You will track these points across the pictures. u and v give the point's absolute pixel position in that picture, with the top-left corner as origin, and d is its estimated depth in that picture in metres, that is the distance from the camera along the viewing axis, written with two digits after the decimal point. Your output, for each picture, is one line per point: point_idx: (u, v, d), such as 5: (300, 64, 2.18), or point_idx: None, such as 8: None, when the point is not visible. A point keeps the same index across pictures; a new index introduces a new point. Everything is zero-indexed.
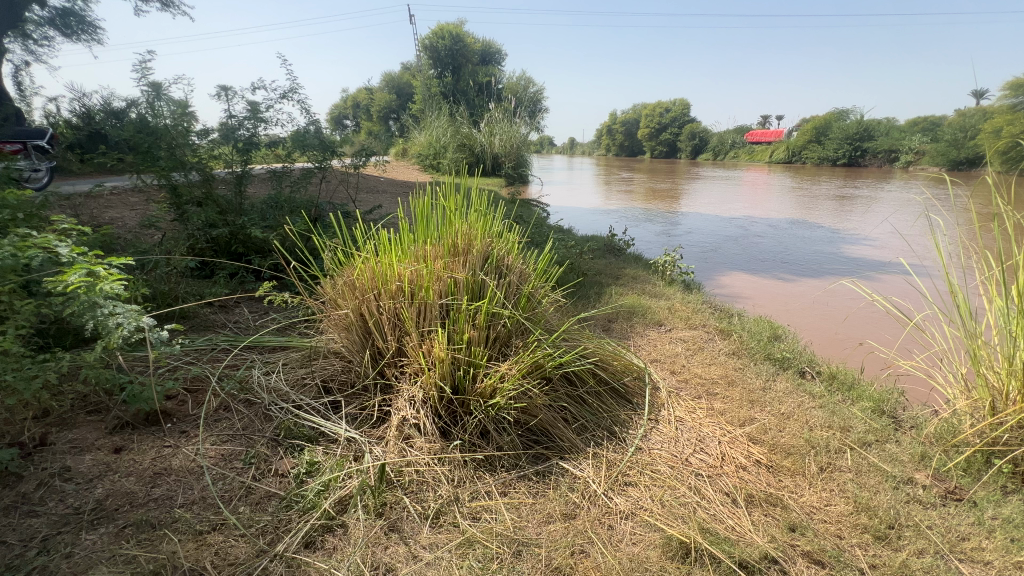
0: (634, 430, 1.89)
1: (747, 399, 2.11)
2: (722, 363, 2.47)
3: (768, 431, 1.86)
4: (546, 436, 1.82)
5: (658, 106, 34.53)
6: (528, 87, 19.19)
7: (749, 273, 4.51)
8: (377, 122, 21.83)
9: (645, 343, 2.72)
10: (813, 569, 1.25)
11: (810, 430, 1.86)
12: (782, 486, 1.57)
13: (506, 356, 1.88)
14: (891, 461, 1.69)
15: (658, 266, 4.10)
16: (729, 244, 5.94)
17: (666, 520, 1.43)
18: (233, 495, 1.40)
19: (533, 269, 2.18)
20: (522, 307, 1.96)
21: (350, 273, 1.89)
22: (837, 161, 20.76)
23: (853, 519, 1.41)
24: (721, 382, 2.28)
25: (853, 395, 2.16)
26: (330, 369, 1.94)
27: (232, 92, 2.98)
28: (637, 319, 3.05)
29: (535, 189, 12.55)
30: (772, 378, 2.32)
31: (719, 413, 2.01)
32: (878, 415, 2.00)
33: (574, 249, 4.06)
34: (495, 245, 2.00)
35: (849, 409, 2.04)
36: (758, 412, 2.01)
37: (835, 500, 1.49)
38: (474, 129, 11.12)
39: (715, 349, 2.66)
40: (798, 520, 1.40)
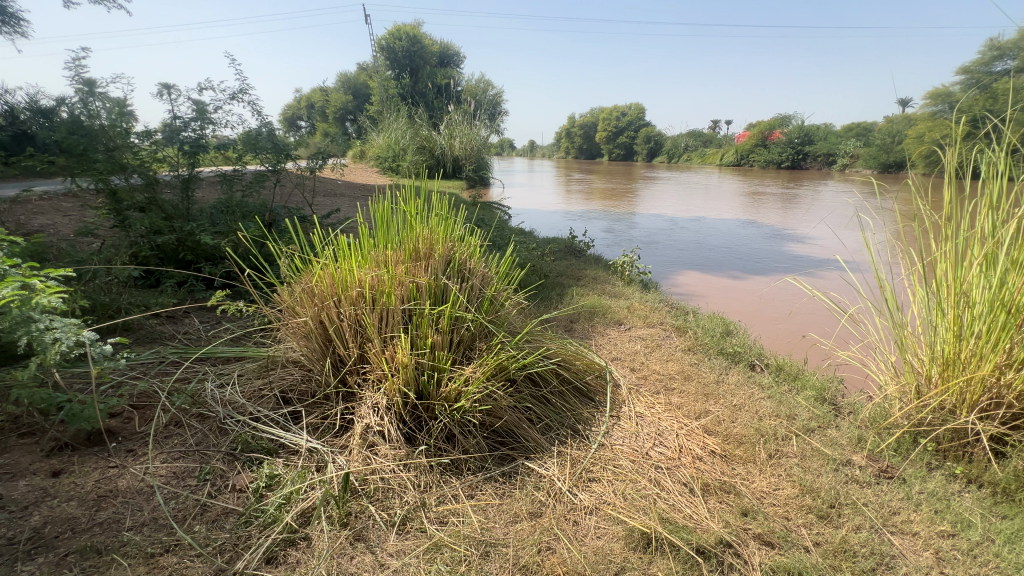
0: (596, 428, 1.94)
1: (702, 393, 2.21)
2: (678, 359, 2.57)
3: (722, 422, 1.96)
4: (512, 437, 1.84)
5: (615, 111, 35.41)
6: (488, 90, 19.26)
7: (703, 272, 4.70)
8: (333, 123, 21.32)
9: (605, 342, 2.80)
10: (764, 550, 1.33)
11: (760, 419, 1.97)
12: (735, 474, 1.65)
13: (470, 359, 1.89)
14: (832, 445, 1.81)
15: (617, 266, 4.22)
16: (684, 243, 6.17)
17: (628, 512, 1.48)
18: (187, 515, 1.34)
19: (495, 272, 2.20)
20: (484, 310, 1.97)
21: (309, 280, 1.85)
22: (782, 165, 21.90)
23: (799, 501, 1.51)
24: (678, 377, 2.37)
25: (798, 384, 2.31)
26: (289, 379, 1.89)
27: (176, 92, 2.86)
28: (598, 319, 3.14)
29: (496, 191, 12.62)
30: (725, 372, 2.45)
31: (676, 407, 2.10)
32: (820, 402, 2.15)
33: (535, 251, 4.12)
34: (456, 249, 2.01)
35: (794, 398, 2.17)
36: (713, 405, 2.11)
37: (783, 484, 1.59)
38: (434, 131, 11.05)
39: (672, 346, 2.77)
40: (750, 505, 1.48)
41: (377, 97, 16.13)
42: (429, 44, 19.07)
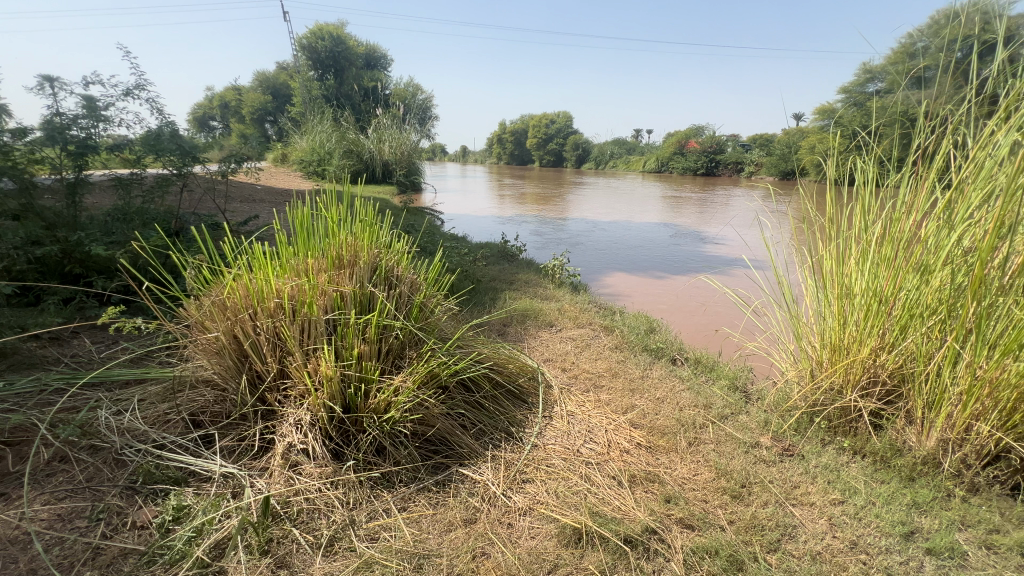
0: (529, 429, 1.97)
1: (629, 388, 2.32)
2: (606, 357, 2.68)
3: (646, 415, 2.07)
4: (445, 444, 1.82)
5: (545, 118, 36.34)
6: (417, 94, 19.02)
7: (629, 273, 4.94)
8: (251, 125, 20.03)
9: (538, 344, 2.85)
10: (685, 533, 1.42)
11: (681, 410, 2.10)
12: (660, 463, 1.74)
13: (400, 368, 1.85)
14: (742, 429, 1.97)
15: (548, 269, 4.32)
16: (611, 246, 6.44)
17: (560, 509, 1.52)
18: (76, 561, 1.18)
19: (424, 278, 2.17)
20: (413, 318, 1.94)
21: (220, 292, 1.72)
22: (698, 172, 23.58)
23: (715, 483, 1.62)
24: (606, 374, 2.47)
25: (713, 375, 2.49)
26: (199, 400, 1.74)
27: (58, 85, 2.55)
28: (531, 322, 3.19)
29: (429, 196, 12.47)
30: (649, 367, 2.58)
31: (605, 403, 2.19)
32: (732, 390, 2.33)
33: (467, 256, 4.12)
34: (383, 256, 1.95)
35: (710, 388, 2.34)
36: (638, 399, 2.22)
37: (701, 469, 1.71)
38: (361, 135, 10.72)
39: (600, 345, 2.89)
40: (672, 492, 1.57)
41: (298, 99, 15.37)
42: (354, 45, 18.49)
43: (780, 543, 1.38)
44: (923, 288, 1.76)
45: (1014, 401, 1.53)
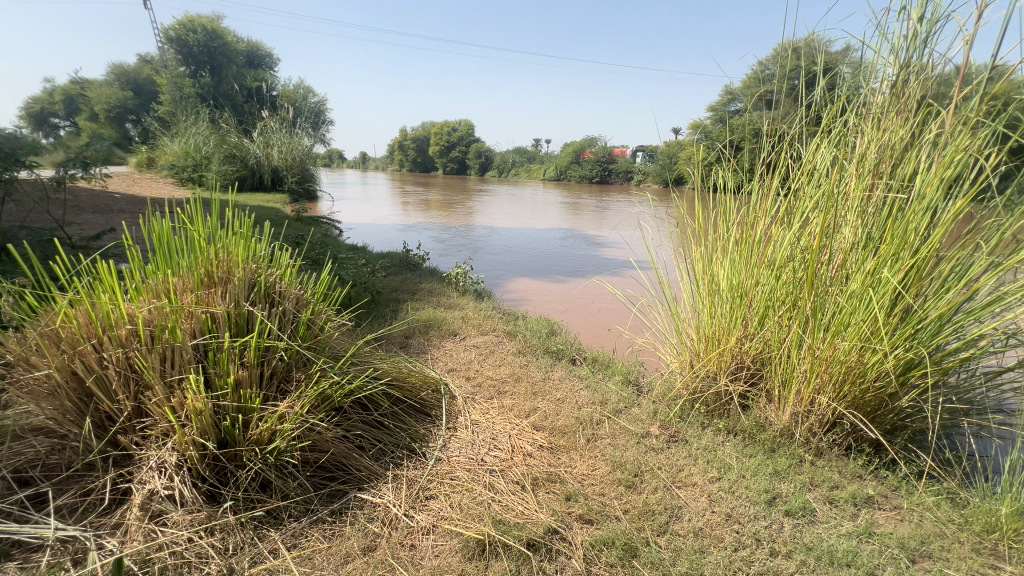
0: (433, 443, 1.92)
1: (531, 391, 2.37)
2: (510, 363, 2.71)
3: (548, 417, 2.13)
4: (342, 469, 1.71)
5: (446, 126, 36.27)
6: (309, 96, 17.94)
7: (531, 278, 5.08)
8: (105, 123, 17.43)
9: (441, 354, 2.81)
10: (585, 528, 1.47)
11: (580, 408, 2.19)
12: (560, 463, 1.79)
13: (286, 393, 1.70)
14: (634, 421, 2.11)
15: (451, 278, 4.28)
16: (514, 252, 6.58)
17: (464, 522, 1.49)
18: None
19: (313, 293, 2.02)
20: (300, 337, 1.79)
21: (52, 321, 1.45)
22: (593, 180, 25.07)
23: (611, 476, 1.71)
24: (509, 380, 2.50)
25: (609, 371, 2.64)
26: (26, 453, 1.44)
27: None
28: (434, 332, 3.13)
29: (325, 204, 11.79)
30: (551, 369, 2.66)
31: (508, 408, 2.21)
32: (626, 385, 2.49)
33: (366, 267, 3.94)
34: (262, 271, 1.78)
35: (606, 384, 2.48)
36: (540, 401, 2.27)
37: (598, 464, 1.79)
38: (244, 138, 9.83)
39: (504, 350, 2.92)
40: (572, 490, 1.63)
41: (166, 96, 13.69)
42: (233, 40, 16.95)
43: (668, 524, 1.48)
44: (773, 281, 2.02)
45: (843, 375, 1.80)
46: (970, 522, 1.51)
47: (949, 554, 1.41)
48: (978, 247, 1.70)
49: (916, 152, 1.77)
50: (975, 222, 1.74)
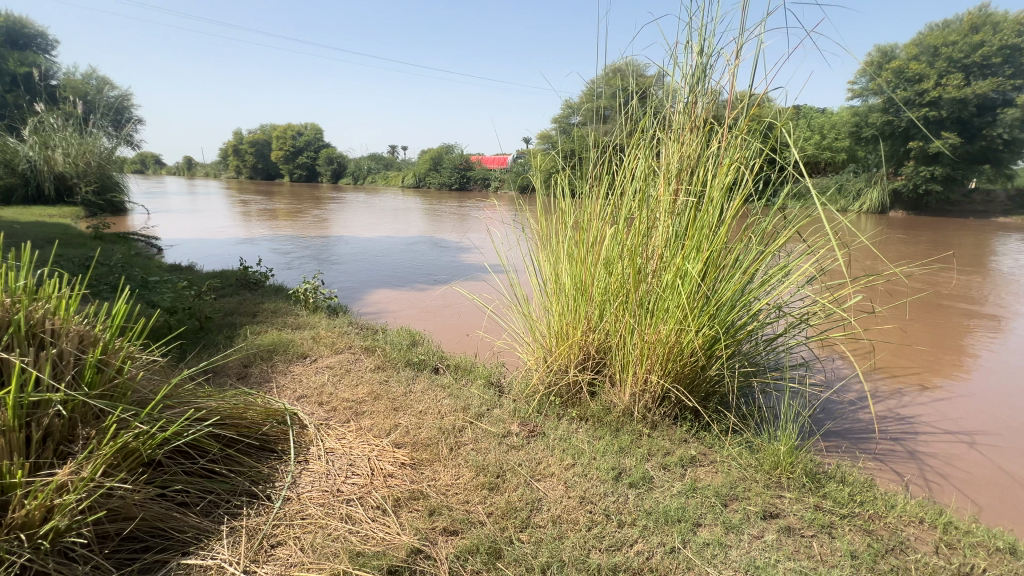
0: (279, 482, 1.71)
1: (392, 408, 2.27)
2: (368, 380, 2.57)
3: (410, 432, 2.06)
4: (157, 536, 1.42)
5: (290, 129, 33.29)
6: (105, 89, 14.90)
7: (391, 288, 4.90)
8: None
9: (288, 380, 2.54)
10: (449, 540, 1.45)
11: (443, 418, 2.17)
12: (424, 478, 1.75)
13: (69, 456, 1.35)
14: (496, 422, 2.16)
15: (299, 294, 3.91)
16: (373, 262, 6.29)
17: (317, 564, 1.35)
18: None
19: (106, 327, 1.64)
20: (87, 383, 1.44)
21: None
22: (453, 187, 25.30)
23: (475, 481, 1.71)
24: (368, 398, 2.37)
25: (471, 376, 2.67)
26: None
27: None
28: (279, 356, 2.82)
29: (137, 217, 9.91)
30: (412, 381, 2.59)
31: (367, 429, 2.08)
32: (488, 387, 2.54)
33: (189, 290, 3.39)
34: (24, 305, 1.39)
35: (469, 389, 2.49)
36: (402, 417, 2.19)
37: (462, 471, 1.78)
38: (9, 137, 7.76)
39: (362, 368, 2.75)
40: (436, 503, 1.59)
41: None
42: None
43: (530, 518, 1.54)
44: (608, 277, 2.24)
45: (667, 354, 2.08)
46: (762, 463, 1.85)
47: (749, 493, 1.71)
48: (752, 240, 2.11)
49: (706, 163, 2.14)
50: (749, 220, 2.16)
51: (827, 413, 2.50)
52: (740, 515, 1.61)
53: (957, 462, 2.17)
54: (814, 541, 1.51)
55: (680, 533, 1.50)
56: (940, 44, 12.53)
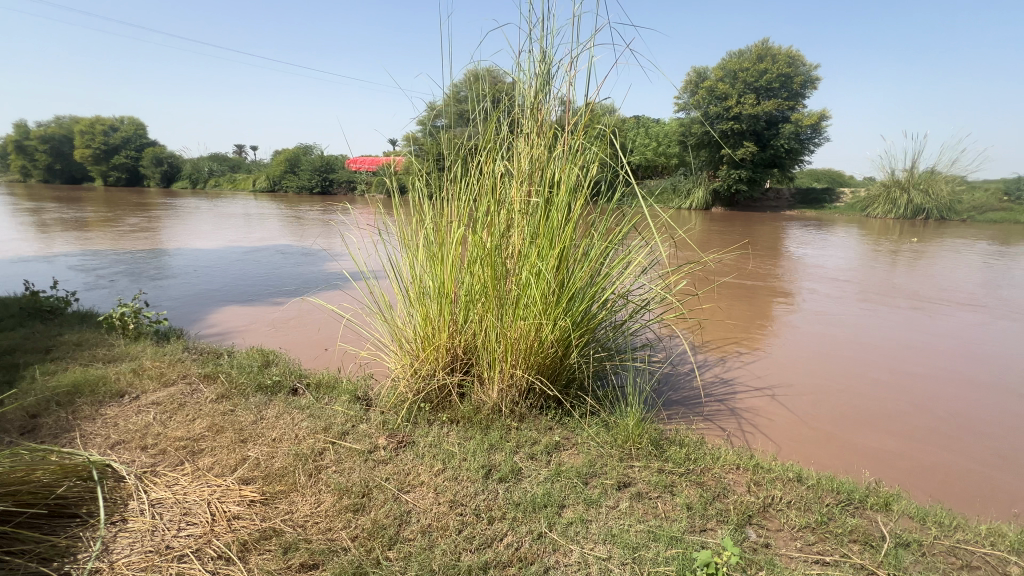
0: (85, 552, 1.40)
1: (239, 440, 2.01)
2: (208, 413, 2.24)
3: (261, 463, 1.84)
4: None
5: (98, 123, 27.71)
6: None
7: (238, 305, 4.35)
8: None
9: (98, 426, 2.09)
10: None
11: (300, 443, 1.98)
12: (278, 512, 1.58)
13: None
14: (362, 438, 2.04)
15: (113, 321, 3.26)
16: (215, 277, 5.52)
17: None
18: None
19: None
20: None
21: None
22: (313, 190, 23.48)
23: (338, 505, 1.60)
24: (208, 433, 2.06)
25: (335, 393, 2.49)
26: None
27: None
28: (84, 398, 2.31)
29: None
30: (265, 406, 2.33)
31: (207, 469, 1.82)
32: (353, 402, 2.39)
33: None
34: None
35: (332, 407, 2.32)
36: (251, 448, 1.95)
37: (323, 496, 1.65)
38: None
39: (200, 399, 2.39)
40: (292, 539, 1.45)
41: None
42: None
43: (398, 534, 1.49)
44: (470, 278, 2.27)
45: (529, 347, 2.19)
46: (616, 439, 2.04)
47: (606, 467, 1.87)
48: (596, 236, 2.32)
49: (553, 165, 2.28)
50: (592, 218, 2.36)
51: (669, 384, 2.86)
52: (599, 489, 1.75)
53: (763, 412, 2.64)
54: (659, 501, 1.71)
55: (546, 518, 1.58)
56: (738, 69, 15.14)
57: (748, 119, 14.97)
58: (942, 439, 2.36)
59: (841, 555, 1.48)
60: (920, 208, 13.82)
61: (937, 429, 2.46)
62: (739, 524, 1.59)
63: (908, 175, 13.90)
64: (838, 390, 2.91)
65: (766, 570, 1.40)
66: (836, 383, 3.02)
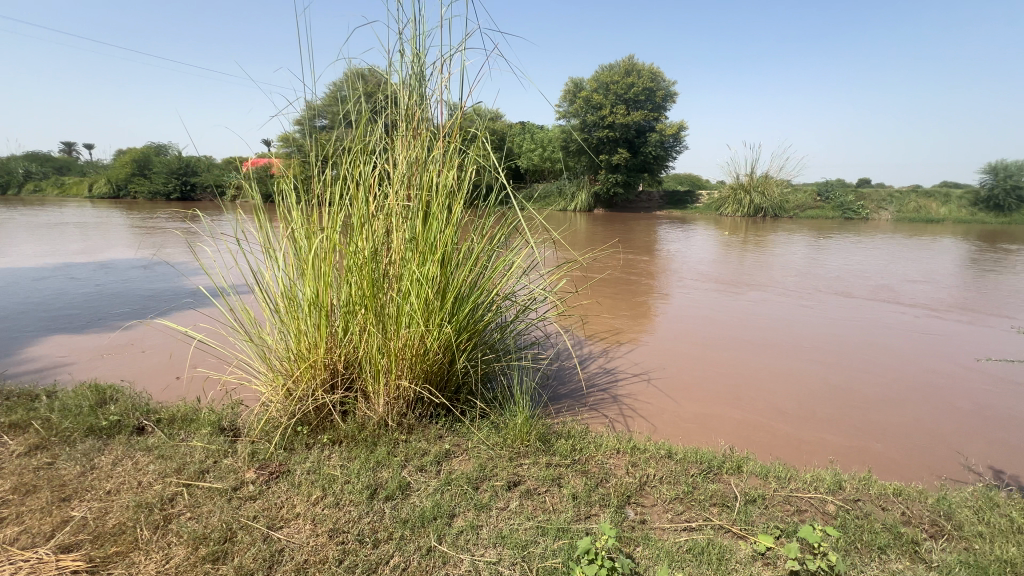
0: None
1: (59, 498, 1.66)
2: (14, 470, 1.81)
3: (90, 523, 1.54)
4: None
5: None
6: None
7: (63, 333, 3.62)
8: None
9: None
10: None
11: (145, 491, 1.70)
12: None
13: None
14: (227, 475, 1.81)
15: None
16: (29, 300, 4.52)
17: None
18: None
19: None
20: None
21: None
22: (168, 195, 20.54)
23: (194, 558, 1.40)
24: (14, 496, 1.67)
25: (192, 426, 2.17)
26: None
27: None
28: None
29: None
30: (98, 452, 1.95)
31: (11, 541, 1.47)
32: (216, 434, 2.11)
33: None
34: None
35: (188, 443, 2.03)
36: (77, 507, 1.62)
37: (175, 550, 1.44)
38: None
39: (4, 454, 1.93)
40: None
41: None
42: None
43: None
44: (348, 287, 2.14)
45: (414, 355, 2.13)
46: (505, 439, 2.06)
47: (496, 469, 1.89)
48: (477, 240, 2.33)
49: (430, 169, 2.25)
50: (472, 223, 2.37)
51: (558, 379, 2.98)
52: (489, 493, 1.76)
53: (640, 396, 2.87)
54: (547, 495, 1.76)
55: (436, 531, 1.55)
56: (610, 81, 16.39)
57: (621, 127, 16.29)
58: (778, 402, 2.77)
59: (703, 519, 1.64)
60: (760, 207, 16.20)
61: (775, 393, 2.88)
62: (618, 506, 1.70)
63: (749, 179, 16.22)
64: (700, 369, 3.27)
65: (642, 544, 1.51)
66: (698, 363, 3.39)
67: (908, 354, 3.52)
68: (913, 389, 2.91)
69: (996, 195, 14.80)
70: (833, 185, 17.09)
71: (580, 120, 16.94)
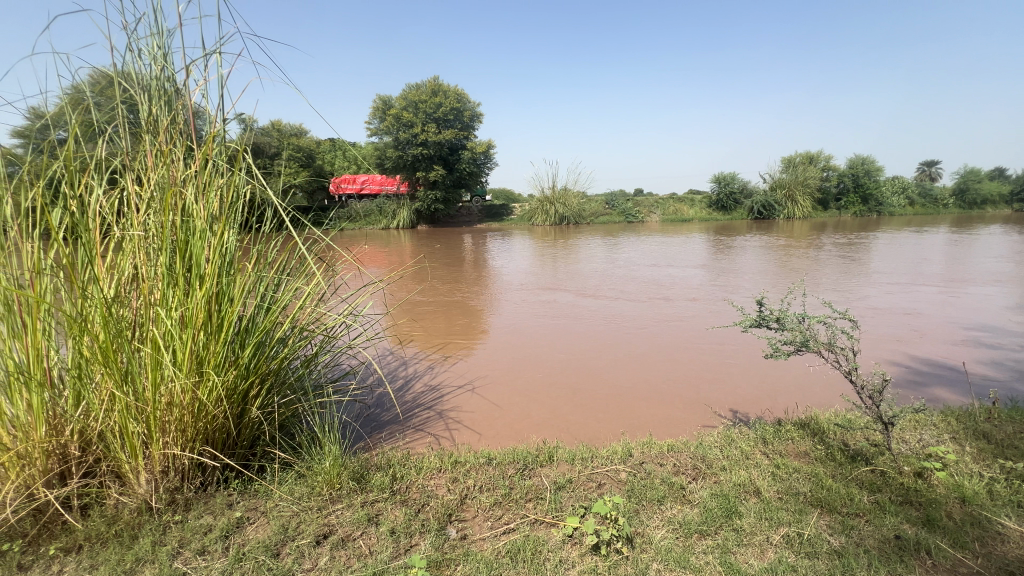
0: None
1: None
2: None
3: None
4: None
5: None
6: None
7: None
8: None
9: None
10: None
11: None
12: None
13: None
14: None
15: None
16: None
17: None
18: None
19: None
20: None
21: None
22: None
23: None
24: None
25: None
26: None
27: None
28: None
29: None
30: None
31: None
32: None
33: None
34: None
35: None
36: None
37: None
38: None
39: None
40: None
41: None
42: None
43: None
44: (76, 344, 1.67)
45: (183, 415, 1.75)
46: (312, 489, 1.84)
47: (302, 525, 1.67)
48: (258, 269, 2.05)
49: (188, 188, 1.88)
50: (252, 250, 2.07)
51: (379, 406, 2.82)
52: (293, 555, 1.54)
53: (463, 407, 2.90)
54: (363, 538, 1.62)
55: None
56: (417, 99, 16.45)
57: (433, 145, 16.58)
58: (582, 389, 3.09)
59: (519, 518, 1.71)
60: (563, 216, 18.28)
61: (579, 382, 3.21)
62: (439, 528, 1.66)
63: (552, 191, 18.17)
64: (518, 371, 3.47)
65: (462, 561, 1.50)
66: (516, 366, 3.60)
67: (675, 331, 4.30)
68: (679, 360, 3.55)
69: (721, 199, 19.40)
70: (616, 195, 20.23)
71: (393, 137, 16.55)
